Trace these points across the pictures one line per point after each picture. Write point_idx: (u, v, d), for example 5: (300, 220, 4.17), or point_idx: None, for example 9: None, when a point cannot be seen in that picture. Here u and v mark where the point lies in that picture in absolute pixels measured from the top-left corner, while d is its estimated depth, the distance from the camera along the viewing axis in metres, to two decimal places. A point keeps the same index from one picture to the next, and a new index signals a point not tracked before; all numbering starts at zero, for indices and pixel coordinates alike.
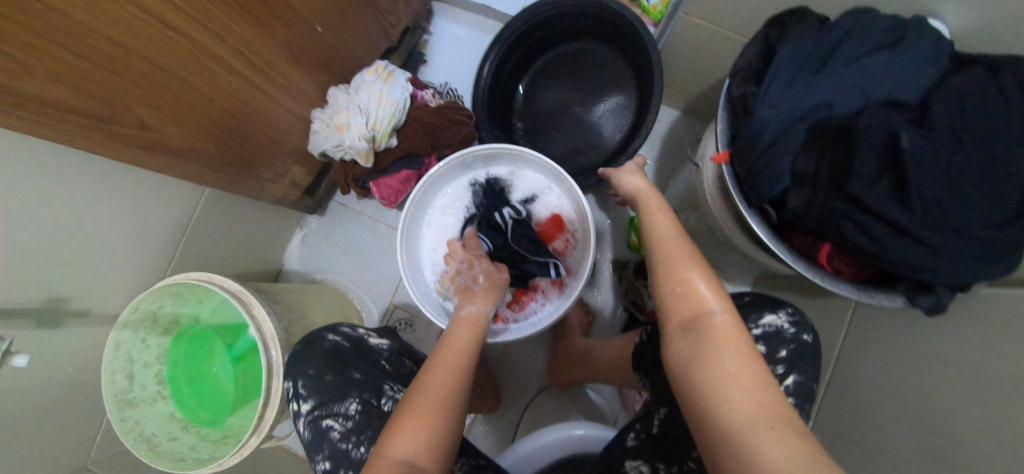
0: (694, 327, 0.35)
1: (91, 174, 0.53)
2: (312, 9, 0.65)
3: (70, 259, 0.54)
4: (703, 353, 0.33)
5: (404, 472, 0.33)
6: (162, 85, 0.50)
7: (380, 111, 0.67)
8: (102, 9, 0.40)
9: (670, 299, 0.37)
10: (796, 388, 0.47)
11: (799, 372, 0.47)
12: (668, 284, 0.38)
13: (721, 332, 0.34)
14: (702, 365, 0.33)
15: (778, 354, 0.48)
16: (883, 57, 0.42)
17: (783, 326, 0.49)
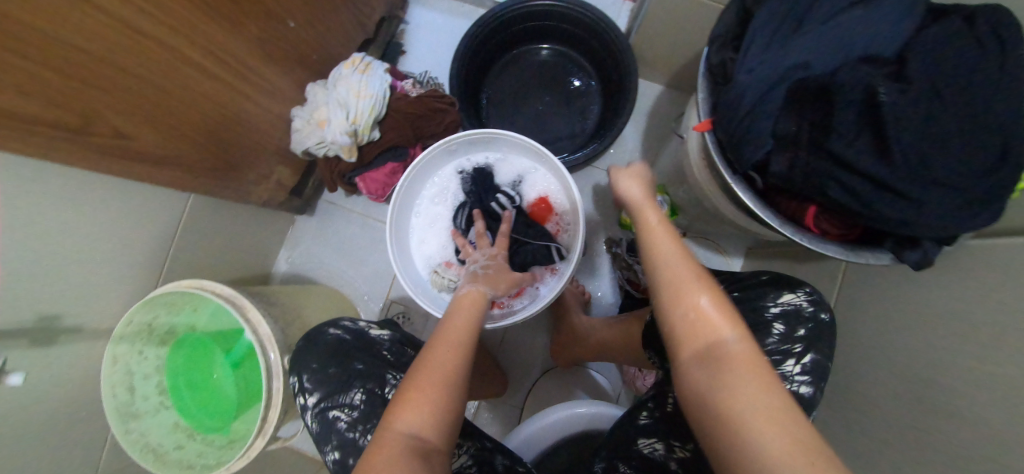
0: (710, 358, 0.35)
1: (70, 186, 0.51)
2: (282, 3, 0.63)
3: (57, 274, 0.53)
4: (721, 384, 0.33)
5: (410, 445, 0.35)
6: (134, 92, 0.49)
7: (360, 104, 0.66)
8: (62, 14, 0.39)
9: (682, 329, 0.37)
10: (813, 366, 0.47)
11: (816, 351, 0.47)
12: (674, 314, 0.38)
13: (740, 358, 0.33)
14: (723, 394, 0.32)
15: (795, 332, 0.48)
16: (855, 14, 0.42)
17: (802, 305, 0.49)
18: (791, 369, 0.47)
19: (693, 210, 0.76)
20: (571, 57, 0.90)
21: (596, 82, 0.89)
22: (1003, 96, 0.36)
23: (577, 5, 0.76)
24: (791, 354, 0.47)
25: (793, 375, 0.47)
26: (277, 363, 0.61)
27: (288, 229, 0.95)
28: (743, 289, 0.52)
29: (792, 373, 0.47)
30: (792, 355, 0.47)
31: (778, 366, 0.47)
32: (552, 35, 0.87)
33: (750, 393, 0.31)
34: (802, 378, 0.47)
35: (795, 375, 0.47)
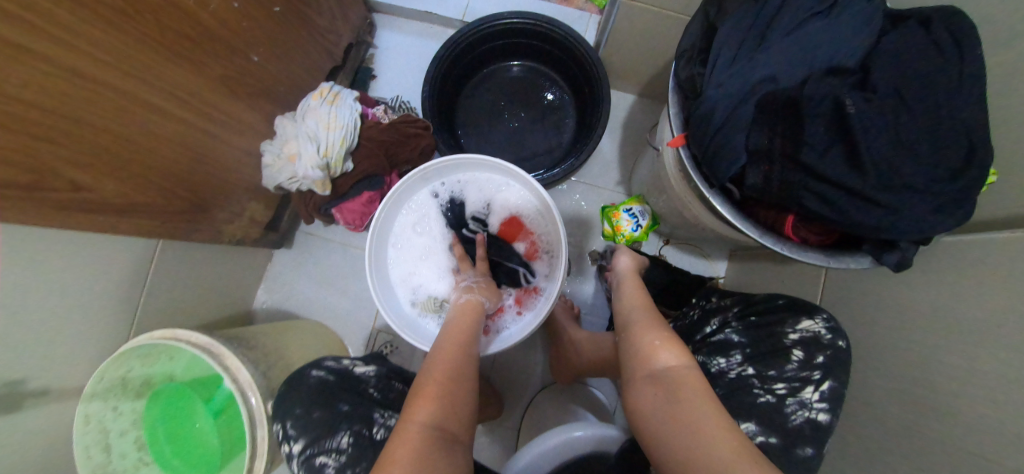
0: (667, 382, 0.40)
1: (26, 243, 0.49)
2: (244, 38, 0.62)
3: (18, 336, 0.50)
4: (678, 401, 0.37)
5: (431, 433, 0.37)
6: (92, 142, 0.47)
7: (330, 136, 0.65)
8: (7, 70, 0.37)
9: (643, 355, 0.43)
10: (830, 393, 0.46)
11: (835, 378, 0.46)
12: (637, 347, 0.44)
13: (685, 380, 0.39)
14: (674, 411, 0.37)
15: (814, 359, 0.48)
16: (818, 24, 0.42)
17: (820, 332, 0.49)
18: (808, 396, 0.46)
19: (674, 218, 0.76)
20: (544, 72, 0.89)
21: (569, 96, 0.89)
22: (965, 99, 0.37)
23: (545, 21, 0.76)
24: (808, 381, 0.46)
25: (812, 403, 0.45)
26: (259, 409, 0.59)
27: (267, 263, 0.93)
28: (760, 314, 0.53)
29: (811, 400, 0.45)
30: (810, 382, 0.46)
31: (795, 393, 0.46)
32: (523, 52, 0.87)
33: (692, 410, 0.36)
34: (821, 405, 0.45)
35: (813, 402, 0.45)
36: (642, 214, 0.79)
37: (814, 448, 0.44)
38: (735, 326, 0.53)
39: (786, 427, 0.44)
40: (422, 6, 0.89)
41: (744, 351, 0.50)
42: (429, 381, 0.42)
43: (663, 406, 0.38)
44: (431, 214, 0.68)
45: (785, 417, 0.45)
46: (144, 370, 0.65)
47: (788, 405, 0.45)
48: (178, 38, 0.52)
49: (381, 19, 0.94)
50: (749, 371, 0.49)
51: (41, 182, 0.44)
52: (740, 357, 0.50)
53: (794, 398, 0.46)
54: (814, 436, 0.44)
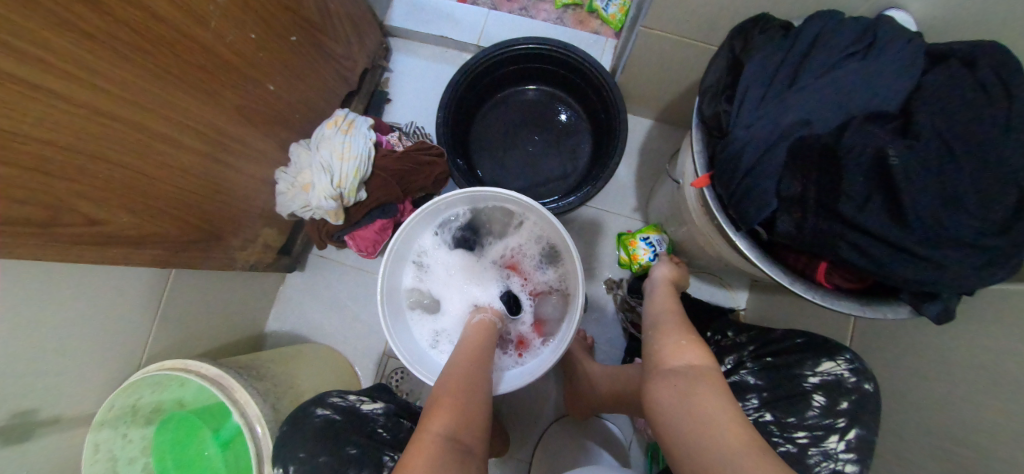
0: (687, 372, 0.38)
1: (40, 275, 0.49)
2: (261, 68, 0.62)
3: (31, 369, 0.50)
4: (694, 390, 0.36)
5: (446, 440, 0.39)
6: (107, 176, 0.47)
7: (344, 166, 0.64)
8: (25, 113, 0.37)
9: (665, 354, 0.41)
10: (859, 442, 0.42)
11: (862, 425, 0.42)
12: (659, 345, 0.43)
13: (704, 374, 0.37)
14: (689, 401, 0.35)
15: (837, 404, 0.44)
16: (853, 65, 0.40)
17: (843, 374, 0.45)
18: (834, 446, 0.42)
19: (693, 249, 0.73)
20: (560, 97, 0.88)
21: (586, 121, 0.88)
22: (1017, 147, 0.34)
23: (561, 49, 0.76)
24: (833, 429, 0.43)
25: (837, 453, 0.42)
26: (266, 446, 0.58)
27: (279, 286, 0.93)
28: (776, 353, 0.50)
29: (835, 451, 0.42)
30: (834, 430, 0.42)
31: (818, 443, 0.42)
32: (540, 77, 0.86)
33: (707, 397, 0.34)
34: (848, 456, 0.41)
35: (839, 453, 0.42)
36: (658, 245, 0.76)
37: None
38: (749, 366, 0.50)
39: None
40: (438, 31, 0.89)
41: (761, 395, 0.47)
42: (444, 396, 0.45)
43: (678, 397, 0.36)
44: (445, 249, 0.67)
45: (806, 468, 0.41)
46: (155, 396, 0.65)
47: (811, 456, 0.42)
48: (196, 71, 0.53)
49: (397, 43, 0.94)
50: (766, 418, 0.45)
51: (57, 218, 0.44)
52: (756, 401, 0.46)
53: (817, 448, 0.42)
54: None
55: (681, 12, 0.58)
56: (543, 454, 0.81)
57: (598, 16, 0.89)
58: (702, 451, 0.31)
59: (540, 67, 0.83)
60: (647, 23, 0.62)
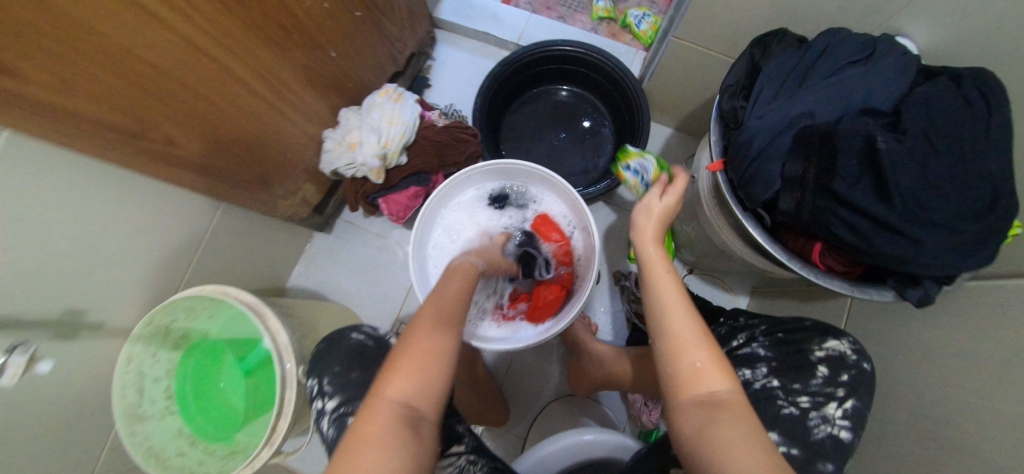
0: (708, 403, 0.37)
1: (113, 188, 0.55)
2: (326, 35, 0.69)
3: (86, 271, 0.55)
4: (718, 428, 0.36)
5: (404, 412, 0.38)
6: (188, 104, 0.53)
7: (391, 129, 0.72)
8: (138, 32, 0.43)
9: (683, 377, 0.39)
10: (854, 412, 0.43)
11: (858, 398, 0.44)
12: (673, 359, 0.40)
13: (729, 400, 0.37)
14: (712, 434, 0.35)
15: (838, 376, 0.45)
16: (855, 71, 0.47)
17: (846, 352, 0.47)
18: (832, 412, 0.43)
19: (701, 245, 0.78)
20: (587, 98, 0.95)
21: (610, 123, 0.95)
22: (993, 146, 0.40)
23: (595, 53, 0.83)
24: (832, 397, 0.44)
25: (835, 419, 0.42)
26: (292, 373, 0.63)
27: (305, 245, 0.98)
28: (788, 331, 0.51)
29: (834, 416, 0.43)
30: (834, 398, 0.44)
31: (818, 408, 0.43)
32: (571, 78, 0.94)
33: (737, 429, 0.35)
34: (844, 423, 0.42)
35: (836, 419, 0.43)
36: (643, 170, 0.64)
37: (836, 468, 0.41)
38: (761, 340, 0.51)
39: (806, 440, 0.41)
40: (482, 27, 0.97)
41: (770, 365, 0.48)
42: (407, 348, 0.42)
43: (698, 425, 0.37)
44: (468, 218, 0.73)
45: (806, 430, 0.42)
46: (186, 322, 0.70)
47: (811, 418, 0.43)
48: (275, 27, 0.59)
49: (442, 35, 1.02)
50: (772, 384, 0.46)
51: (144, 132, 0.50)
52: (764, 370, 0.48)
53: (817, 413, 0.43)
54: (836, 454, 0.41)
55: (711, 26, 0.65)
56: (540, 430, 0.84)
57: (630, 31, 0.97)
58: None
59: (573, 69, 0.90)
60: (678, 34, 0.69)
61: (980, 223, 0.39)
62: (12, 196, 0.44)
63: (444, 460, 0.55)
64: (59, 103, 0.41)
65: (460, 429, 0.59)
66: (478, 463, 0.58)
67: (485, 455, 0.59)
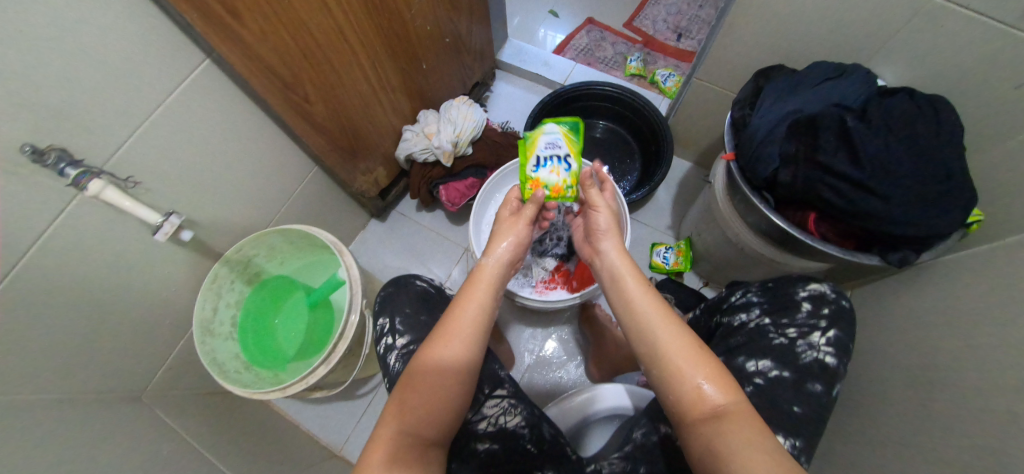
0: (713, 417, 0.41)
1: (249, 131, 0.70)
2: (423, 50, 0.89)
3: (209, 189, 0.69)
4: (728, 440, 0.39)
5: (404, 439, 0.46)
6: (327, 76, 0.70)
7: (464, 123, 0.90)
8: (312, 12, 0.61)
9: (688, 399, 0.43)
10: (836, 340, 0.50)
11: (839, 328, 0.50)
12: (675, 382, 0.44)
13: (729, 409, 0.41)
14: (725, 445, 0.39)
15: (821, 310, 0.52)
16: (830, 84, 0.61)
17: (827, 291, 0.53)
18: (817, 339, 0.50)
19: (718, 252, 0.88)
20: (619, 132, 1.13)
21: (636, 152, 1.11)
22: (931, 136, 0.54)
23: (628, 92, 1.02)
24: (816, 327, 0.50)
25: (819, 345, 0.49)
26: (358, 302, 0.74)
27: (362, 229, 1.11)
28: (777, 280, 0.56)
29: (818, 343, 0.49)
30: (818, 329, 0.50)
31: (805, 337, 0.50)
32: (605, 114, 1.12)
33: (740, 437, 0.39)
34: (828, 348, 0.49)
35: (820, 345, 0.49)
36: (554, 145, 0.61)
37: (824, 387, 0.48)
38: (753, 289, 0.57)
39: (796, 364, 0.49)
40: (535, 70, 1.19)
41: (762, 306, 0.54)
42: (412, 386, 0.49)
43: (717, 438, 0.40)
44: None
45: (795, 356, 0.49)
46: (263, 260, 0.80)
47: (799, 346, 0.50)
48: (392, 34, 0.79)
49: (501, 74, 1.24)
50: (764, 321, 0.53)
51: (295, 88, 0.67)
52: (757, 310, 0.54)
53: (804, 341, 0.50)
54: (822, 375, 0.48)
55: (727, 69, 0.82)
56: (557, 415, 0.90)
57: (658, 86, 1.18)
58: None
59: (608, 107, 1.09)
60: (699, 75, 0.87)
61: (936, 188, 0.53)
62: (191, 110, 0.60)
63: (490, 400, 0.57)
64: (249, 44, 0.56)
65: (501, 375, 0.61)
66: (520, 407, 0.57)
67: (524, 401, 0.59)
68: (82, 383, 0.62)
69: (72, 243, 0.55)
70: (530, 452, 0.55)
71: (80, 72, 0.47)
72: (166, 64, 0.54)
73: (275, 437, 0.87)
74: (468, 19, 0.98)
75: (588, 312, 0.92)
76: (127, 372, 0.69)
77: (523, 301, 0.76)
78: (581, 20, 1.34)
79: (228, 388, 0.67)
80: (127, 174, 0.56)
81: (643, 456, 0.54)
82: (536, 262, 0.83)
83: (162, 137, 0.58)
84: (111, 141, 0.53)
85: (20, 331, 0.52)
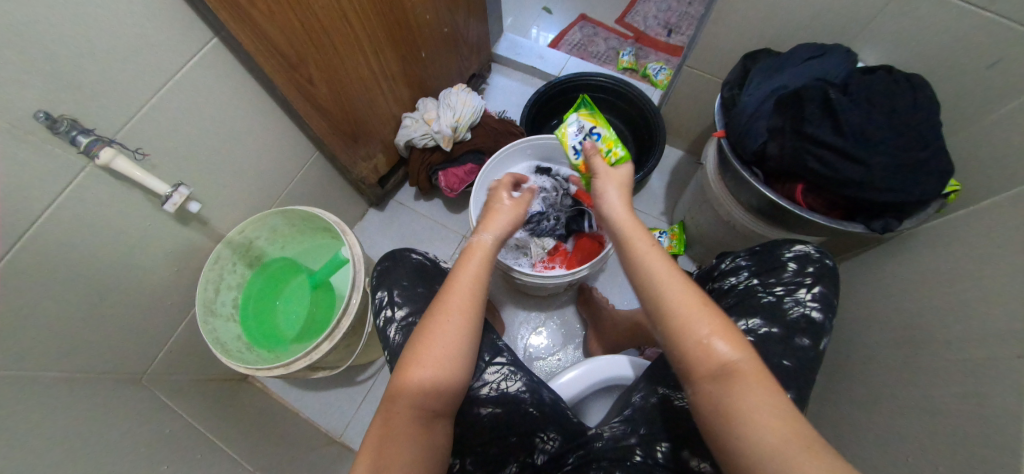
0: (723, 376, 0.39)
1: (253, 112, 0.71)
2: (424, 39, 0.92)
3: (214, 169, 0.70)
4: (738, 399, 0.37)
5: (416, 413, 0.46)
6: (332, 59, 0.72)
7: (463, 109, 0.97)
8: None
9: (696, 356, 0.40)
10: (822, 296, 0.52)
11: (824, 284, 0.53)
12: (684, 340, 0.41)
13: (742, 367, 0.38)
14: (736, 404, 0.37)
15: (805, 269, 0.54)
16: (813, 62, 0.65)
17: (810, 251, 0.56)
18: (803, 296, 0.52)
19: (711, 234, 0.91)
20: (613, 122, 1.15)
21: (629, 141, 1.14)
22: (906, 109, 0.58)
23: (620, 82, 1.05)
24: (802, 284, 0.53)
25: (805, 301, 0.52)
26: (360, 281, 0.75)
27: (360, 218, 1.12)
28: (765, 245, 0.59)
29: (804, 299, 0.52)
30: (803, 286, 0.53)
31: (792, 294, 0.52)
32: (599, 105, 1.15)
33: (755, 398, 0.36)
34: (813, 304, 0.52)
35: (806, 301, 0.52)
36: (580, 130, 0.67)
37: (811, 340, 0.50)
38: (741, 254, 0.59)
39: (785, 319, 0.51)
40: (530, 63, 1.22)
41: (750, 270, 0.57)
42: (413, 361, 0.48)
43: (728, 398, 0.37)
44: None
45: (783, 312, 0.51)
46: (264, 243, 0.81)
47: (786, 302, 0.52)
48: (396, 22, 0.81)
49: (496, 68, 1.27)
50: (754, 282, 0.55)
51: (300, 69, 0.68)
52: (746, 273, 0.57)
53: (791, 297, 0.52)
54: (809, 330, 0.51)
55: (718, 56, 0.85)
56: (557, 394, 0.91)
57: (649, 79, 1.22)
58: (747, 444, 0.35)
59: (602, 98, 1.12)
60: (690, 63, 0.90)
61: (915, 156, 0.56)
62: (198, 87, 0.61)
63: (490, 366, 0.59)
64: (258, 24, 0.58)
65: (500, 344, 0.63)
66: (520, 374, 0.60)
67: (524, 368, 0.61)
68: (84, 362, 0.62)
69: (80, 217, 0.55)
70: (533, 414, 0.57)
71: (92, 43, 0.48)
72: (174, 40, 0.55)
73: (275, 423, 0.87)
74: (466, 12, 1.01)
75: (584, 295, 0.96)
76: (129, 352, 0.68)
77: (523, 277, 0.77)
78: (574, 16, 1.37)
79: (231, 365, 0.67)
80: (136, 146, 0.57)
81: (642, 418, 0.56)
82: (534, 242, 0.86)
83: (170, 114, 0.59)
84: (120, 114, 0.54)
85: (25, 302, 0.52)
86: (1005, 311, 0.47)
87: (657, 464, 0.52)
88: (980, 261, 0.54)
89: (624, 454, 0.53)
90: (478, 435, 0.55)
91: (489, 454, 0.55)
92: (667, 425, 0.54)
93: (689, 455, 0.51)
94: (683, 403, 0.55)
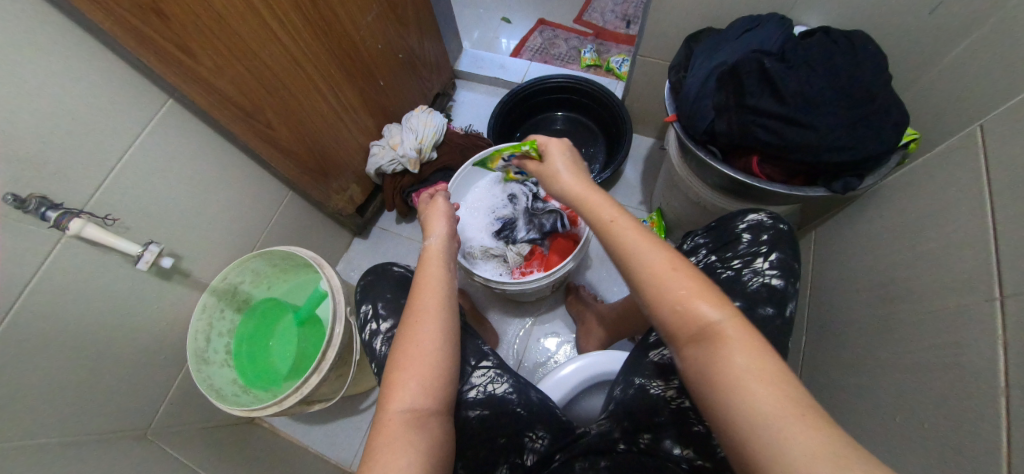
0: (703, 339, 0.36)
1: (218, 162, 0.73)
2: (380, 67, 0.94)
3: (189, 223, 0.72)
4: (720, 362, 0.34)
5: (408, 414, 0.44)
6: (290, 101, 0.75)
7: (426, 130, 1.02)
8: (264, 44, 0.66)
9: (672, 321, 0.38)
10: (779, 262, 0.52)
11: (780, 250, 0.53)
12: (660, 308, 0.39)
13: (723, 326, 0.36)
14: (720, 369, 0.34)
15: (760, 238, 0.54)
16: (750, 35, 0.66)
17: (763, 218, 0.56)
18: (760, 265, 0.52)
19: (688, 216, 0.91)
20: (580, 121, 1.17)
21: (599, 136, 1.14)
22: (844, 68, 0.58)
23: (580, 81, 1.06)
24: (759, 254, 0.53)
25: (764, 270, 0.52)
26: (342, 310, 0.77)
27: (347, 248, 1.14)
28: (721, 220, 0.60)
29: (762, 269, 0.52)
30: (760, 255, 0.53)
31: (749, 265, 0.53)
32: (564, 106, 1.16)
33: (739, 360, 0.33)
34: (773, 272, 0.52)
35: (766, 270, 0.52)
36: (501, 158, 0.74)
37: (776, 309, 0.50)
38: (699, 233, 0.61)
39: (746, 291, 0.51)
40: (492, 74, 1.25)
41: (708, 247, 0.58)
42: (400, 364, 0.47)
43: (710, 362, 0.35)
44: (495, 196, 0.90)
45: (743, 284, 0.52)
46: (249, 287, 0.83)
47: (744, 274, 0.52)
48: (348, 55, 0.84)
49: (461, 84, 1.30)
50: (711, 258, 0.56)
51: (257, 115, 0.70)
52: (704, 251, 0.58)
53: (749, 268, 0.52)
54: (771, 298, 0.51)
55: (667, 41, 0.85)
56: None
57: (612, 73, 1.23)
58: (740, 413, 0.32)
59: (565, 99, 1.13)
60: (641, 52, 0.90)
61: (861, 111, 0.56)
62: (160, 149, 0.64)
63: (476, 370, 0.60)
64: (205, 79, 0.60)
65: (486, 348, 0.64)
66: (507, 377, 0.60)
67: (510, 370, 0.62)
68: (89, 424, 0.64)
69: (60, 286, 0.58)
70: (520, 414, 0.57)
71: (42, 121, 0.50)
72: (128, 105, 0.58)
73: (283, 460, 0.88)
74: (419, 35, 1.04)
75: (572, 295, 0.97)
76: (130, 412, 0.70)
77: (500, 284, 0.77)
78: (532, 22, 1.39)
79: (225, 407, 0.69)
80: (105, 212, 0.59)
81: (624, 410, 0.55)
82: (510, 250, 0.87)
83: (134, 177, 0.62)
84: (86, 185, 0.57)
85: (16, 377, 0.54)
86: (971, 257, 0.46)
87: (640, 451, 0.51)
88: (942, 208, 0.53)
89: (608, 446, 0.53)
90: (466, 438, 0.55)
91: (480, 458, 0.54)
92: (647, 414, 0.54)
93: (671, 444, 0.51)
94: (659, 391, 0.54)
